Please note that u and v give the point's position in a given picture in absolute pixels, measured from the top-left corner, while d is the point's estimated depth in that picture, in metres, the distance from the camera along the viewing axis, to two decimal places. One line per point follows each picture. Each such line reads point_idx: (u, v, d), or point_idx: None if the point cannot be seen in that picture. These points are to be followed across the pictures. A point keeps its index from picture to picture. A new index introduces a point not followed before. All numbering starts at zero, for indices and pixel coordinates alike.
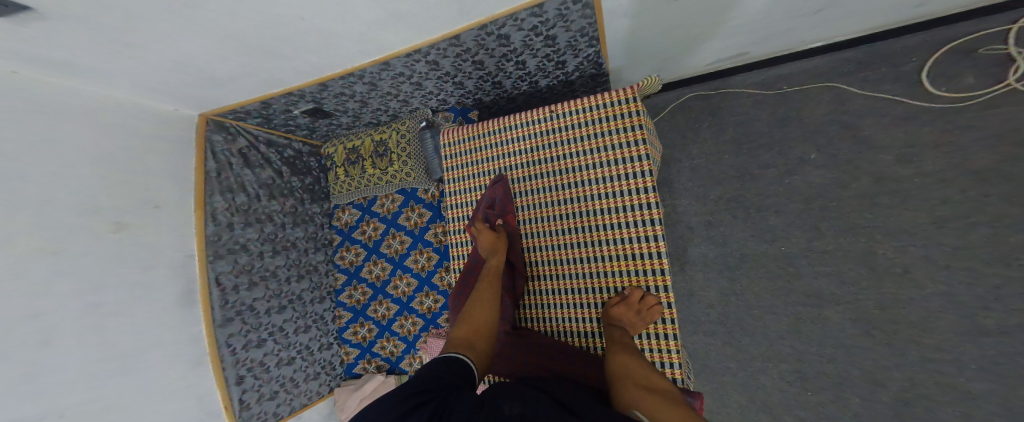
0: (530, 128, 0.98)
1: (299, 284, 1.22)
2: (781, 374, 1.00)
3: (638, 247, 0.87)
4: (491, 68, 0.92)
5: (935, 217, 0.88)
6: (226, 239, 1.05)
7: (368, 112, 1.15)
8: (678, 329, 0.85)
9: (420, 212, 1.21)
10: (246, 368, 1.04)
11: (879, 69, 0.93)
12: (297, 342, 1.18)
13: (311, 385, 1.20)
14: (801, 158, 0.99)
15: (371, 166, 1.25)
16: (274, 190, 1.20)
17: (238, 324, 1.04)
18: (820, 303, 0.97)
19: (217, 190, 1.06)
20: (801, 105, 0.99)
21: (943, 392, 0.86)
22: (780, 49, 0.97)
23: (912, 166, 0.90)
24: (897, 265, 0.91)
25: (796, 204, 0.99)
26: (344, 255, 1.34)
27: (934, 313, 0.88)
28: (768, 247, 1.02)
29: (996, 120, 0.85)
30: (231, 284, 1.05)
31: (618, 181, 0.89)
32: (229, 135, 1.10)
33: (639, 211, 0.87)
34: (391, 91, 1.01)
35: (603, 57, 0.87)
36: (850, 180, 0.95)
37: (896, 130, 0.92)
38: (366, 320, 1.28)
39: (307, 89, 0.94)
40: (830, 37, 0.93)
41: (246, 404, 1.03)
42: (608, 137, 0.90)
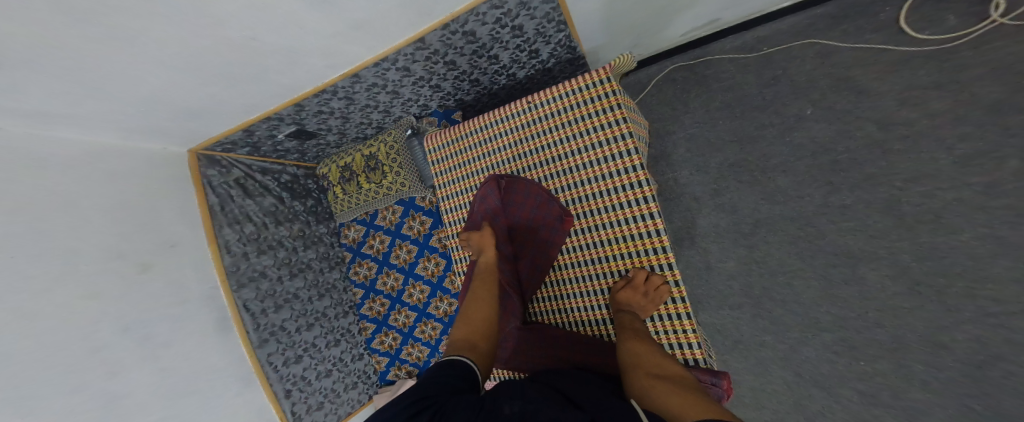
0: (512, 122, 0.98)
1: (321, 302, 1.21)
2: (826, 345, 0.90)
3: (637, 228, 0.82)
4: (464, 67, 0.94)
5: (955, 157, 0.83)
6: (246, 267, 1.06)
7: (353, 128, 1.17)
8: (691, 307, 0.78)
9: (422, 220, 1.20)
10: (291, 382, 1.07)
11: (859, 20, 0.93)
12: (331, 355, 1.18)
13: (352, 394, 1.21)
14: (798, 115, 0.96)
15: (365, 181, 1.24)
16: (280, 216, 1.19)
17: (275, 343, 1.07)
18: (852, 261, 0.89)
19: (228, 223, 1.06)
20: (786, 63, 0.99)
21: (1020, 351, 0.75)
22: (750, 13, 0.98)
23: (916, 108, 0.87)
24: (927, 211, 0.84)
25: (803, 161, 0.95)
26: (358, 269, 1.32)
27: (984, 260, 0.79)
28: (782, 209, 0.96)
29: (995, 53, 0.82)
30: (259, 308, 1.06)
31: (606, 163, 0.86)
32: (223, 168, 1.09)
33: (632, 190, 0.83)
34: (370, 103, 1.03)
35: (575, 40, 0.89)
36: (853, 130, 0.92)
37: (890, 77, 0.90)
38: (389, 329, 1.24)
39: (284, 111, 0.97)
40: None
41: (297, 415, 1.07)
42: (587, 121, 0.88)
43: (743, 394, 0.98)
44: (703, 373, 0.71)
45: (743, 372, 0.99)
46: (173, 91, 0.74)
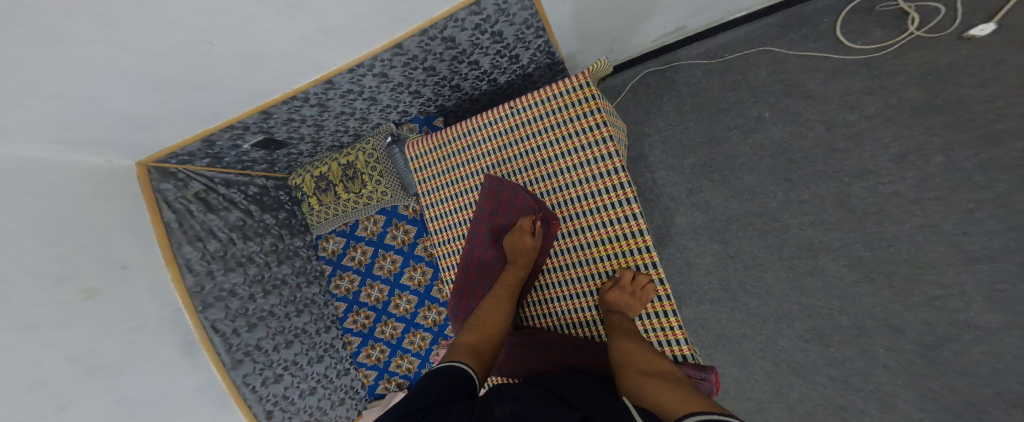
0: (494, 128, 0.97)
1: (300, 318, 1.13)
2: (798, 334, 0.95)
3: (621, 229, 0.83)
4: (444, 72, 0.93)
5: (892, 154, 0.92)
6: (213, 286, 0.97)
7: (327, 136, 1.11)
8: (677, 304, 0.79)
9: (405, 229, 1.16)
10: (271, 403, 1.00)
11: (805, 28, 1.02)
12: (315, 372, 1.11)
13: (339, 411, 1.13)
14: (758, 117, 1.03)
15: (344, 191, 1.21)
16: (248, 230, 1.10)
17: (250, 364, 0.98)
18: (814, 253, 0.95)
19: (185, 241, 0.96)
20: (745, 69, 1.06)
21: (960, 330, 0.83)
22: (711, 22, 1.05)
23: (855, 111, 0.96)
24: (873, 204, 0.93)
25: (766, 160, 1.01)
26: (338, 284, 1.25)
27: (923, 247, 0.88)
28: (750, 206, 1.01)
29: (916, 62, 0.92)
30: (230, 329, 0.97)
31: (588, 166, 0.87)
32: (178, 181, 0.99)
33: (614, 192, 0.84)
34: (346, 110, 0.99)
35: (553, 46, 0.90)
36: (806, 130, 1.00)
37: (832, 82, 0.99)
38: (376, 342, 1.18)
39: (248, 119, 0.91)
40: (750, 5, 1.02)
41: None
42: (569, 125, 0.89)
43: (729, 386, 1.01)
44: (692, 368, 0.73)
45: (725, 365, 1.02)
46: (107, 98, 0.66)
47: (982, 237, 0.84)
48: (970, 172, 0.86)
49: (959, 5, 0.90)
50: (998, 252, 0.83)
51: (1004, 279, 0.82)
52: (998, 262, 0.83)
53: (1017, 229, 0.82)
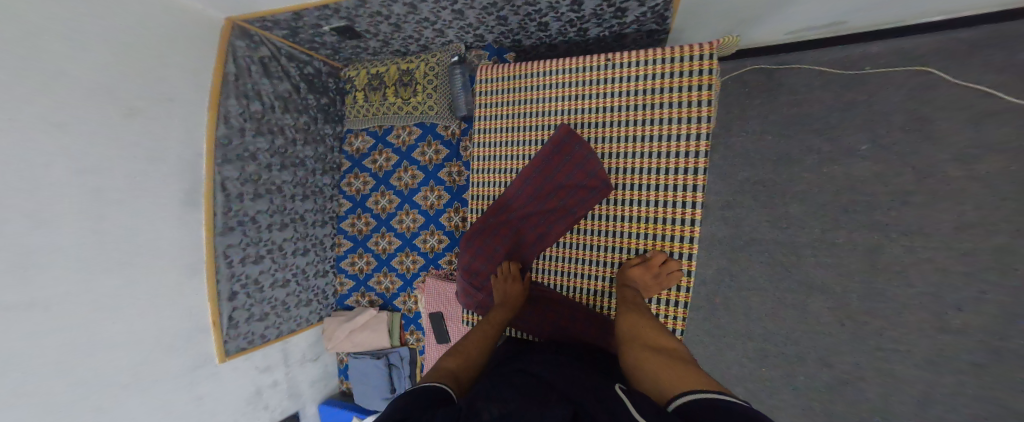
0: (574, 74, 0.83)
1: (304, 204, 1.21)
2: (745, 351, 1.09)
3: (669, 230, 0.77)
4: (543, 3, 0.74)
5: (958, 221, 0.86)
6: (241, 144, 1.00)
7: (399, 38, 1.02)
8: (690, 299, 0.78)
9: (437, 149, 1.14)
10: (240, 284, 1.02)
11: (984, 55, 0.81)
12: (296, 265, 1.19)
13: (301, 311, 1.22)
14: (850, 148, 0.94)
15: (393, 94, 1.16)
16: (292, 105, 1.14)
17: (239, 236, 1.01)
18: (809, 291, 1.01)
19: (234, 95, 0.98)
20: (876, 89, 0.91)
21: (877, 375, 0.95)
22: (883, 22, 0.85)
23: (963, 167, 0.84)
24: (897, 263, 0.92)
25: (825, 195, 0.97)
26: (351, 182, 1.32)
27: (908, 309, 0.91)
28: (779, 234, 1.02)
29: None
30: (237, 191, 1.00)
31: (665, 153, 0.76)
32: (252, 43, 1.00)
33: (679, 192, 0.76)
34: (430, 17, 0.86)
35: (671, 9, 0.72)
36: (891, 174, 0.91)
37: (967, 128, 0.83)
38: (365, 252, 1.29)
39: (345, 4, 0.79)
40: (953, 11, 0.80)
41: (235, 322, 1.01)
42: (663, 99, 0.76)
43: None
44: None
45: None
46: None
47: (969, 314, 0.86)
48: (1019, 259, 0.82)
49: None
50: (970, 329, 0.86)
51: (950, 347, 0.88)
52: (959, 334, 0.87)
53: (1005, 314, 0.83)
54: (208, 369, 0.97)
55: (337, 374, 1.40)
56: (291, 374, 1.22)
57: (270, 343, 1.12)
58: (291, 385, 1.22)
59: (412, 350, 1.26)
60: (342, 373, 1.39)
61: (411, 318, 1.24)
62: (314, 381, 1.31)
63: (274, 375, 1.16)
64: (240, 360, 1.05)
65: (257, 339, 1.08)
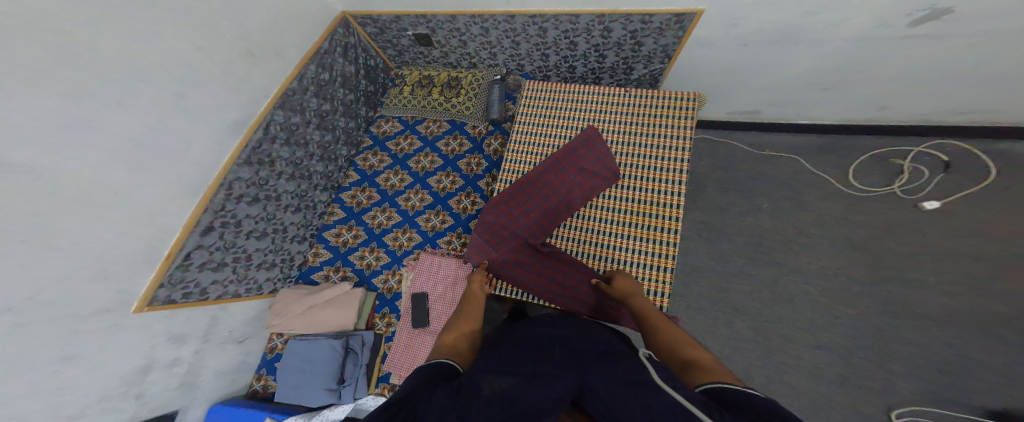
0: (593, 97, 1.03)
1: (317, 164, 1.24)
2: None
3: (657, 235, 0.93)
4: (580, 52, 1.05)
5: (820, 265, 1.30)
6: (300, 97, 1.12)
7: (458, 53, 1.25)
8: (675, 266, 0.91)
9: (461, 142, 1.28)
10: (221, 221, 0.98)
11: (832, 156, 1.34)
12: (282, 222, 1.16)
13: (260, 274, 1.15)
14: (758, 205, 1.36)
15: (437, 93, 1.29)
16: (349, 83, 1.29)
17: (251, 171, 1.03)
18: (735, 312, 1.32)
19: (316, 62, 1.15)
20: (772, 166, 1.38)
21: (779, 386, 1.24)
22: (776, 118, 1.36)
23: (819, 229, 1.32)
24: (790, 293, 1.30)
25: (745, 237, 1.36)
26: (367, 158, 1.38)
27: (798, 330, 1.28)
28: (716, 264, 1.36)
29: (874, 212, 1.29)
30: (273, 135, 1.07)
31: (655, 172, 0.96)
32: (348, 32, 1.23)
33: (665, 206, 0.94)
34: (492, 43, 1.13)
35: (664, 76, 1.06)
36: (782, 227, 1.34)
37: (818, 205, 1.33)
38: (357, 225, 1.30)
39: (439, 17, 1.07)
40: (812, 118, 1.31)
41: (188, 264, 0.93)
42: (658, 128, 0.97)
43: None
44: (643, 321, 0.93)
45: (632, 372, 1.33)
46: None
47: (830, 334, 1.25)
48: (852, 294, 1.26)
49: (934, 180, 1.25)
50: (828, 345, 1.25)
51: (822, 361, 1.24)
52: (825, 350, 1.25)
53: (852, 335, 1.24)
54: (117, 316, 0.81)
55: (255, 367, 1.22)
56: (203, 353, 1.03)
57: (204, 302, 1.00)
58: (191, 369, 1.00)
59: (378, 335, 1.17)
60: (268, 365, 1.23)
61: (387, 300, 1.20)
62: (223, 372, 1.10)
63: (180, 349, 0.96)
64: (157, 316, 0.90)
65: (194, 292, 0.97)
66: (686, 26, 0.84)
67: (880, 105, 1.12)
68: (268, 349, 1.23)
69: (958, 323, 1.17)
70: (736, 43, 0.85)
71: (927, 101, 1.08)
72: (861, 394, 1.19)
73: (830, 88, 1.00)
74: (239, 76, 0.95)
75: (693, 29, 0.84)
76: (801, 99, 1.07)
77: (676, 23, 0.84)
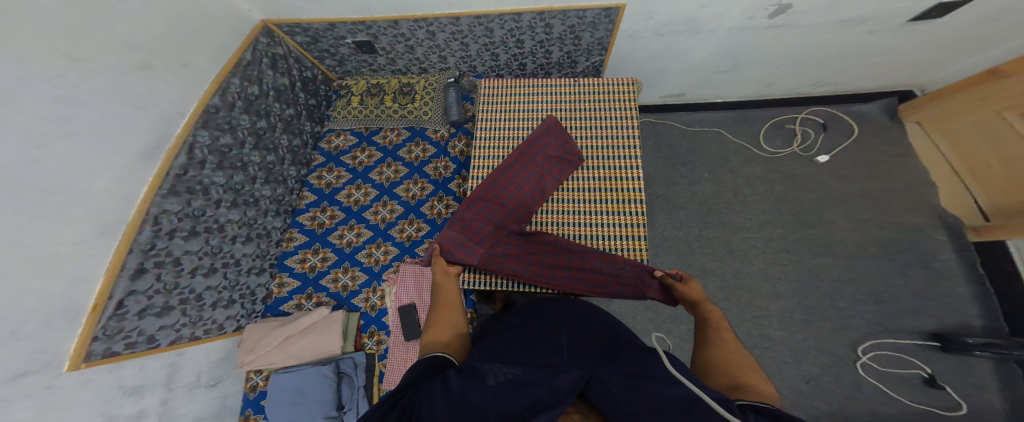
0: (547, 88, 1.18)
1: (263, 187, 1.21)
2: (682, 333, 1.39)
3: (626, 196, 1.06)
4: (528, 49, 1.22)
5: (761, 217, 1.52)
6: (225, 115, 1.08)
7: (406, 58, 1.35)
8: (644, 222, 1.04)
9: (424, 148, 1.35)
10: (155, 260, 0.90)
11: (743, 126, 1.63)
12: (231, 254, 1.09)
13: (215, 314, 1.05)
14: (701, 175, 1.59)
15: (391, 100, 1.37)
16: (284, 97, 1.29)
17: (181, 201, 0.96)
18: (705, 274, 1.46)
19: (240, 75, 1.12)
20: (702, 141, 1.64)
21: (755, 335, 1.38)
22: (700, 99, 1.62)
23: (751, 187, 1.56)
24: (744, 246, 1.49)
25: (697, 203, 1.55)
26: (323, 175, 1.39)
27: (759, 279, 1.44)
28: (678, 232, 1.52)
29: (786, 167, 1.57)
30: (202, 159, 1.01)
31: (613, 145, 1.11)
32: (272, 42, 1.22)
33: (628, 170, 1.08)
34: (441, 45, 1.25)
35: (604, 66, 1.27)
36: (722, 190, 1.56)
37: (744, 168, 1.58)
38: (324, 247, 1.25)
39: (381, 23, 1.16)
40: (725, 97, 1.60)
41: (123, 313, 0.83)
42: (609, 109, 1.14)
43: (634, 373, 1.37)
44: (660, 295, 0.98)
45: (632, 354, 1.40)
46: None
47: (786, 277, 1.44)
48: (792, 237, 1.48)
49: (820, 138, 1.58)
50: (785, 291, 1.42)
51: (787, 304, 1.41)
52: (786, 296, 1.42)
53: (803, 275, 1.43)
54: (45, 380, 0.68)
55: (239, 408, 1.08)
56: (170, 403, 0.91)
57: (154, 350, 0.89)
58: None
59: (369, 355, 1.09)
60: (253, 404, 1.09)
61: (373, 317, 1.15)
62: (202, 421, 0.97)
63: (143, 401, 0.85)
64: (100, 371, 0.78)
65: (139, 341, 0.86)
66: (614, 21, 1.04)
67: (768, 83, 1.43)
68: (246, 389, 1.09)
69: (873, 254, 1.42)
70: (654, 34, 1.07)
71: (798, 78, 1.41)
72: (825, 327, 1.36)
73: (731, 70, 1.27)
74: (151, 95, 0.90)
75: (620, 23, 1.04)
76: (709, 81, 1.34)
77: (607, 18, 1.03)
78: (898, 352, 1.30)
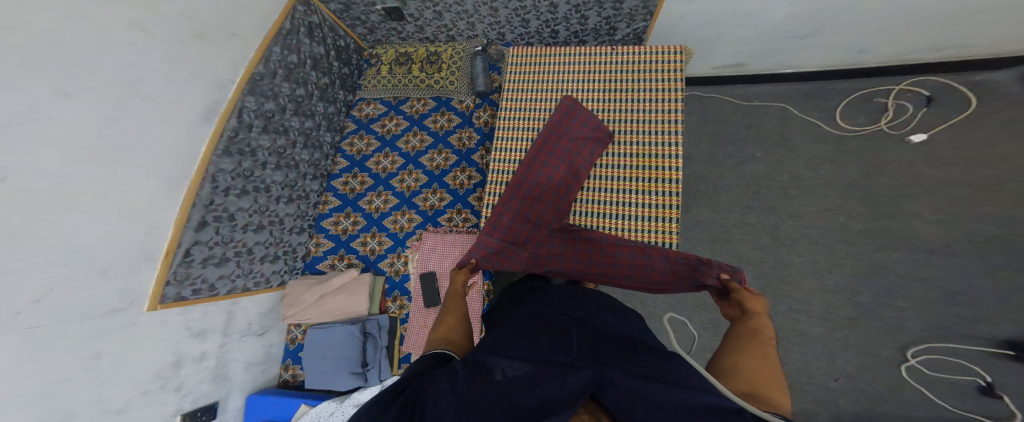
0: (586, 58, 1.06)
1: (302, 152, 1.27)
2: (703, 322, 1.35)
3: (661, 185, 0.97)
4: (560, 14, 1.09)
5: (819, 207, 1.34)
6: (269, 83, 1.13)
7: (433, 26, 1.29)
8: (678, 214, 0.96)
9: (449, 118, 1.33)
10: (214, 215, 1.00)
11: (816, 100, 1.39)
12: (275, 213, 1.19)
13: (265, 268, 1.18)
14: (752, 155, 1.41)
15: (418, 70, 1.32)
16: (320, 67, 1.30)
17: (233, 161, 1.04)
18: (740, 264, 1.36)
19: (281, 44, 1.15)
20: (761, 116, 1.43)
21: (784, 330, 1.31)
22: (763, 70, 1.40)
23: (812, 172, 1.36)
24: (790, 238, 1.35)
25: (742, 187, 1.40)
26: (354, 142, 1.43)
27: (801, 275, 1.32)
28: (715, 217, 1.41)
29: (864, 150, 1.34)
30: (248, 122, 1.07)
31: (654, 124, 0.99)
32: (308, 10, 1.22)
33: (667, 156, 0.97)
34: (469, 10, 1.16)
35: (647, 34, 1.11)
36: (775, 174, 1.38)
37: (808, 149, 1.38)
38: (354, 211, 1.34)
39: None
40: (797, 67, 1.35)
41: (189, 261, 0.95)
42: (654, 81, 1.00)
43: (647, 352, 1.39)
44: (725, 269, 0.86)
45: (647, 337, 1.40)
46: None
47: (835, 276, 1.30)
48: (852, 231, 1.31)
49: (916, 116, 1.30)
50: (830, 289, 1.30)
51: (829, 304, 1.29)
52: (831, 294, 1.29)
53: (858, 275, 1.28)
54: (129, 316, 0.82)
55: (281, 357, 1.27)
56: (225, 347, 1.06)
57: (215, 297, 1.03)
58: (218, 363, 1.05)
59: (392, 318, 1.20)
60: (292, 355, 1.27)
61: (397, 282, 1.24)
62: (250, 363, 1.15)
63: (204, 344, 1.00)
64: (171, 313, 0.92)
65: (203, 288, 0.99)
66: None
67: (861, 49, 1.17)
68: (288, 340, 1.28)
69: (953, 250, 1.22)
70: None
71: (904, 41, 1.13)
72: (872, 334, 1.24)
73: (811, 34, 1.04)
74: (203, 63, 0.94)
75: None
76: (782, 48, 1.12)
77: None
78: (956, 357, 1.17)
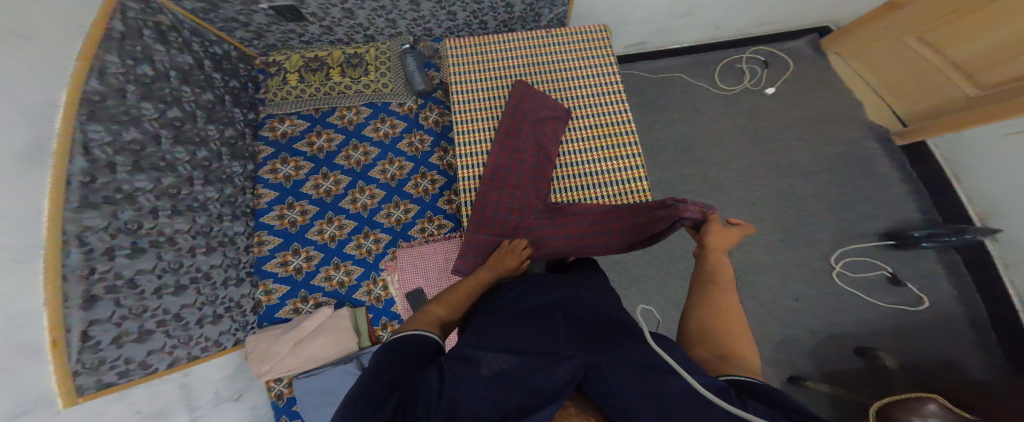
0: (527, 43, 1.19)
1: (205, 189, 1.10)
2: (681, 272, 1.49)
3: (621, 138, 1.10)
4: (486, 4, 1.20)
5: (728, 149, 1.63)
6: (117, 104, 0.88)
7: (344, 25, 1.27)
8: (642, 159, 1.08)
9: (392, 123, 1.30)
10: (104, 283, 0.78)
11: (699, 69, 1.74)
12: (196, 267, 1.02)
13: (207, 331, 1.02)
14: (669, 120, 1.68)
15: (339, 74, 1.33)
16: (191, 79, 1.12)
17: (107, 212, 0.81)
18: None
19: (116, 51, 0.90)
20: (665, 88, 1.72)
21: (744, 254, 1.50)
22: (658, 46, 1.71)
23: (714, 126, 1.66)
24: (719, 178, 1.59)
25: (670, 148, 1.64)
26: (276, 168, 1.27)
27: (741, 206, 1.55)
28: (659, 175, 1.60)
29: (742, 102, 1.70)
30: (105, 160, 0.82)
31: (601, 91, 1.14)
32: (149, 8, 1.00)
33: (619, 113, 1.12)
34: (386, 6, 1.18)
35: (568, 17, 1.30)
36: (691, 131, 1.66)
37: (705, 109, 1.69)
38: (304, 247, 1.19)
39: None
40: (678, 42, 1.69)
41: (94, 343, 0.74)
42: (590, 55, 1.18)
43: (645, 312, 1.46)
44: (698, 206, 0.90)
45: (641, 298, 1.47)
46: None
47: (763, 199, 1.56)
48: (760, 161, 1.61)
49: (762, 73, 1.72)
50: (763, 210, 1.54)
51: (766, 221, 1.53)
52: (763, 221, 1.53)
53: (777, 195, 1.56)
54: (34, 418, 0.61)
55: (273, 417, 1.08)
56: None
57: (154, 374, 0.85)
58: None
59: None
60: (285, 411, 1.09)
61: (380, 309, 1.16)
62: None
63: None
64: (95, 407, 0.72)
65: (132, 369, 0.81)
66: None
67: (716, 26, 1.55)
68: (273, 397, 1.09)
69: (824, 168, 1.57)
70: None
71: (744, 17, 1.52)
72: (803, 241, 1.49)
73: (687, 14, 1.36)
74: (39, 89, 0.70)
75: None
76: (669, 26, 1.42)
77: None
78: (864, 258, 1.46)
